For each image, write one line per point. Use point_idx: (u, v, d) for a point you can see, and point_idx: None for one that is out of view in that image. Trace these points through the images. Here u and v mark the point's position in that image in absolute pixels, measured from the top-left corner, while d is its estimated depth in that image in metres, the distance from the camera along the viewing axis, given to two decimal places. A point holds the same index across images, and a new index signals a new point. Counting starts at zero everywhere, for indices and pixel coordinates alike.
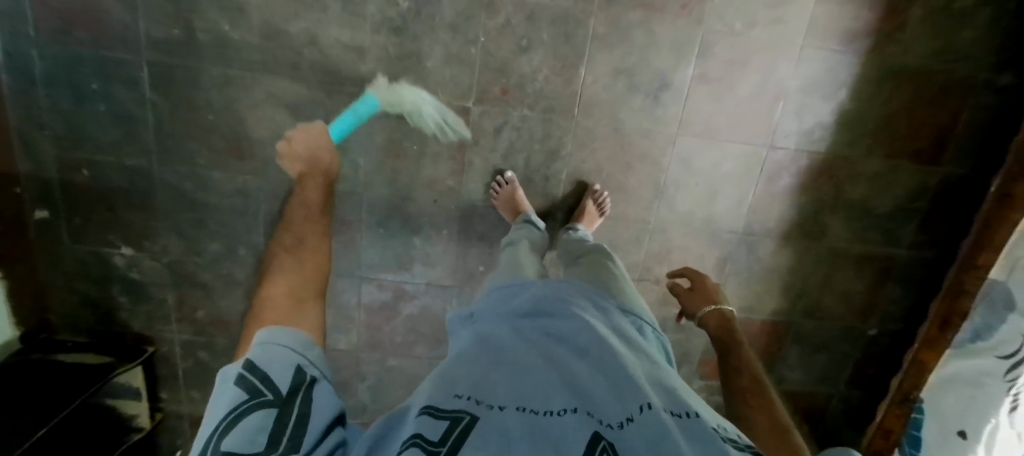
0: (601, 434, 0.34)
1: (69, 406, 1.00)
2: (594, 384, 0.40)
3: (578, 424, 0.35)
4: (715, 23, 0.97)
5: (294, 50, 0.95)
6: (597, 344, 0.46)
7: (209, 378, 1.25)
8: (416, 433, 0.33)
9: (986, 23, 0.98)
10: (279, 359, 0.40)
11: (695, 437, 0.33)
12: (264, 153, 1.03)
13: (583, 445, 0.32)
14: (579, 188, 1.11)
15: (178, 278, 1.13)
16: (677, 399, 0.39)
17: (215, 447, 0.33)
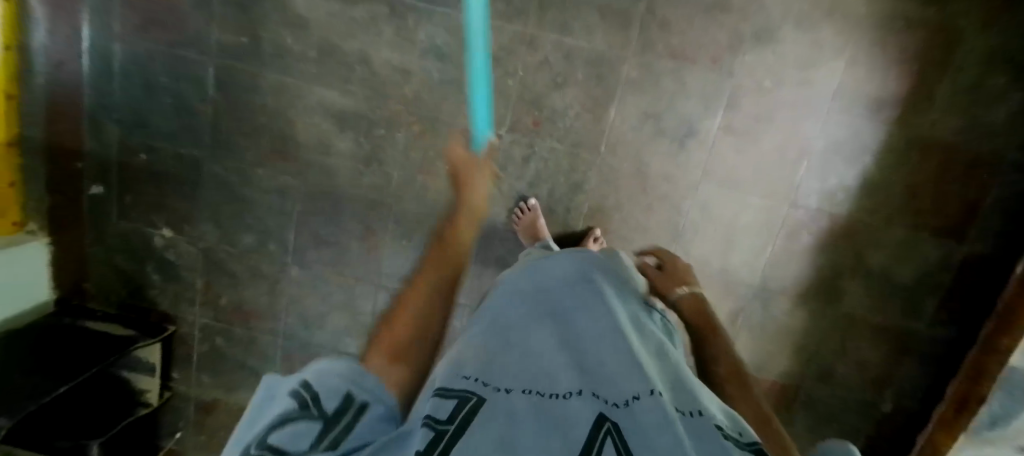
0: (606, 417, 0.33)
1: (88, 371, 1.05)
2: (611, 370, 0.39)
3: (591, 408, 0.34)
4: (744, 79, 1.01)
5: (346, 65, 1.03)
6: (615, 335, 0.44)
7: (221, 363, 1.28)
8: (427, 415, 0.33)
9: (1017, 106, 0.98)
10: (331, 380, 0.38)
11: (701, 430, 0.32)
12: (306, 156, 1.09)
13: (590, 424, 0.32)
14: (584, 232, 1.14)
15: (209, 264, 1.19)
16: (688, 395, 0.37)
17: (262, 447, 0.32)
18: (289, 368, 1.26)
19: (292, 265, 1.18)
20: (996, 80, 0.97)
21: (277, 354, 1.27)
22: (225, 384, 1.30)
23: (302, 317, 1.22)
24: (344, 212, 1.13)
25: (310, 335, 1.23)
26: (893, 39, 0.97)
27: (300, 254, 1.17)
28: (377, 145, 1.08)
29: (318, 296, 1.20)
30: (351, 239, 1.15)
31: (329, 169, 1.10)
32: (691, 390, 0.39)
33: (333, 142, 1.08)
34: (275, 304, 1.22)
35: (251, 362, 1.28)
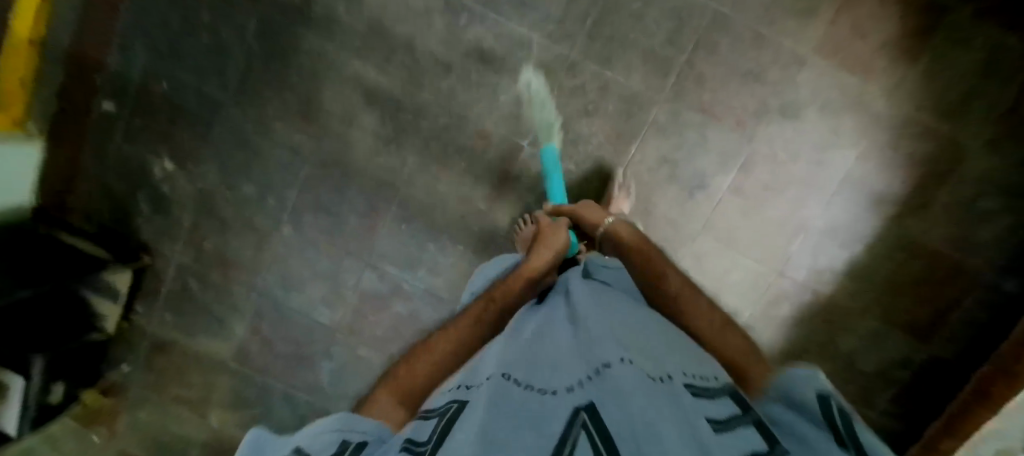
0: (584, 401, 0.33)
1: (45, 286, 0.98)
2: (586, 362, 0.39)
3: (570, 396, 0.34)
4: (762, 147, 1.06)
5: (389, 46, 1.05)
6: (591, 332, 0.45)
7: (187, 307, 1.22)
8: (407, 439, 0.33)
9: (1001, 229, 1.05)
10: (323, 438, 0.34)
11: (670, 395, 0.33)
12: (328, 123, 1.10)
13: (563, 409, 0.32)
14: None
15: (201, 205, 1.16)
16: (659, 365, 0.38)
17: None
18: (257, 327, 1.21)
19: (286, 225, 1.15)
20: (986, 202, 1.04)
21: (249, 310, 1.21)
22: (185, 328, 1.23)
23: (282, 278, 1.18)
24: (353, 184, 1.13)
25: (287, 297, 1.19)
26: (905, 143, 1.03)
27: (297, 216, 1.15)
28: (401, 128, 1.09)
29: (305, 261, 1.17)
30: (352, 212, 1.14)
31: (348, 140, 1.10)
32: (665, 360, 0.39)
33: (359, 116, 1.09)
34: (259, 259, 1.18)
35: (219, 312, 1.21)
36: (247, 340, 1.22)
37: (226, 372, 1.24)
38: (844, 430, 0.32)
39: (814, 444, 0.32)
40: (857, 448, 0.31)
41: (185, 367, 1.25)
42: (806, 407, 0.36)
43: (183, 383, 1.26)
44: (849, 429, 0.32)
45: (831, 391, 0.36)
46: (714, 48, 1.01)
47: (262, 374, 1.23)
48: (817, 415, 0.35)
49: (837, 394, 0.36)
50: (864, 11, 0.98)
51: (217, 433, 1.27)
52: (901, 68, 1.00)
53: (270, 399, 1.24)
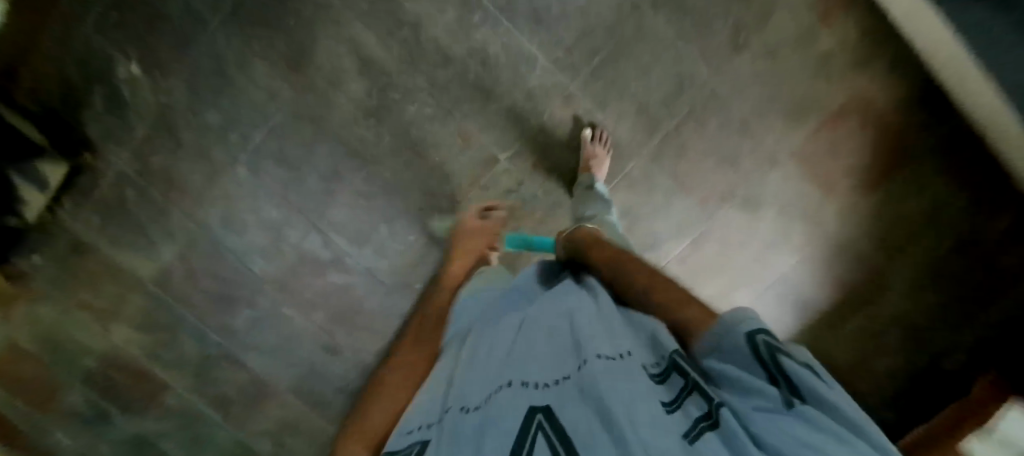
0: (536, 405, 0.34)
1: None
2: (537, 359, 0.40)
3: (520, 396, 0.35)
4: (718, 228, 1.10)
5: (395, 21, 1.02)
6: (545, 327, 0.45)
7: (118, 216, 1.16)
8: None
9: (897, 363, 1.16)
10: None
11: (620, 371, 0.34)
12: (313, 78, 1.06)
13: (519, 418, 0.33)
14: None
15: (160, 119, 1.11)
16: (611, 339, 0.39)
17: None
18: (186, 255, 1.18)
19: (242, 165, 1.12)
20: (891, 338, 1.14)
21: (182, 237, 1.17)
22: (110, 237, 1.18)
23: (225, 216, 1.15)
24: (321, 145, 1.10)
25: (224, 236, 1.16)
26: (841, 263, 1.11)
27: (256, 159, 1.12)
28: (385, 106, 1.07)
29: (252, 206, 1.14)
30: (313, 172, 1.12)
31: (328, 101, 1.07)
32: (613, 337, 0.40)
33: (346, 80, 1.06)
34: (206, 191, 1.14)
35: (150, 231, 1.17)
36: (172, 266, 1.19)
37: (142, 292, 1.20)
38: (774, 365, 0.32)
39: (750, 387, 0.32)
40: (788, 383, 0.31)
41: (99, 276, 1.20)
42: (734, 349, 0.35)
43: (92, 291, 1.21)
44: (777, 362, 0.32)
45: (761, 328, 0.35)
46: (703, 122, 1.03)
47: (182, 305, 1.21)
48: (748, 359, 0.33)
49: (766, 331, 0.34)
50: (845, 134, 1.03)
51: (117, 348, 1.24)
52: (858, 197, 1.07)
53: (181, 329, 1.22)
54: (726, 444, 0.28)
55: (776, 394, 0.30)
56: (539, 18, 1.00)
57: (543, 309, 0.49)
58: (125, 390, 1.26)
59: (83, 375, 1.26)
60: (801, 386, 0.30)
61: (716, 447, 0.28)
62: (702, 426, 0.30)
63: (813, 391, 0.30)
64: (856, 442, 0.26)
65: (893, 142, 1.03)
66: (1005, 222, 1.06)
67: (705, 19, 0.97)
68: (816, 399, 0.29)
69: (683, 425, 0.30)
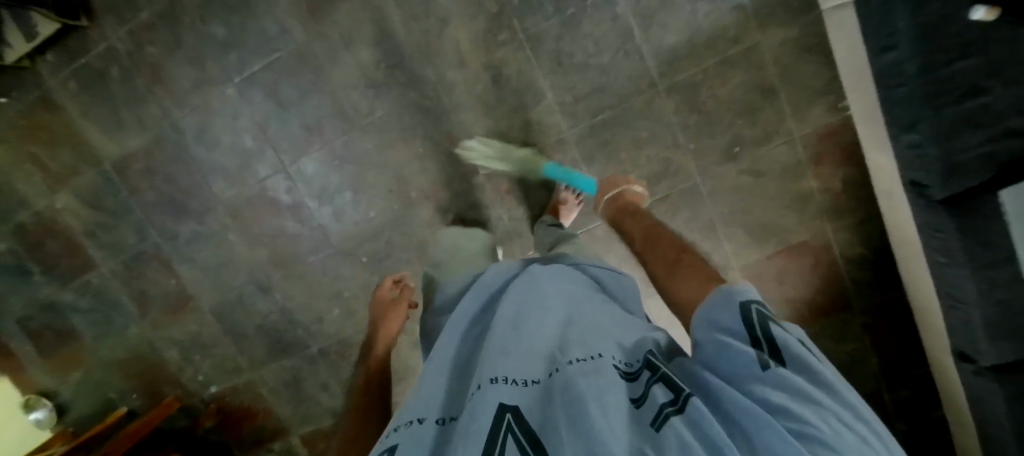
0: (508, 401, 0.36)
1: None
2: (502, 356, 0.42)
3: (491, 392, 0.37)
4: (653, 308, 1.15)
5: (426, 8, 1.01)
6: (509, 322, 0.47)
7: (94, 88, 1.15)
8: None
9: None
10: None
11: (593, 373, 0.37)
12: (328, 30, 1.05)
13: (491, 413, 0.35)
14: None
15: (167, 11, 1.08)
16: (587, 342, 0.43)
17: None
18: (150, 149, 1.18)
19: (233, 86, 1.11)
20: None
21: (152, 130, 1.16)
22: (83, 107, 1.16)
23: (201, 127, 1.15)
24: (315, 96, 1.09)
25: (194, 145, 1.16)
26: None
27: (248, 86, 1.10)
28: (389, 83, 1.07)
29: (230, 128, 1.14)
30: (299, 119, 1.11)
31: (336, 57, 1.06)
32: (585, 340, 0.43)
33: (359, 45, 1.05)
34: (189, 96, 1.13)
35: (123, 115, 1.16)
36: (133, 155, 1.18)
37: (97, 170, 1.21)
38: (762, 329, 0.37)
39: (733, 353, 0.36)
40: (770, 346, 0.36)
41: (60, 138, 1.19)
42: (728, 326, 0.39)
43: (49, 151, 1.21)
44: (768, 332, 0.37)
45: (754, 300, 0.40)
46: (674, 211, 1.07)
47: (134, 196, 1.22)
48: (740, 327, 0.38)
49: (758, 301, 0.39)
50: (797, 267, 1.08)
51: (55, 213, 1.25)
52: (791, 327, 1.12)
53: (125, 217, 1.23)
54: (693, 426, 0.31)
55: (755, 356, 0.35)
56: (561, 60, 1.01)
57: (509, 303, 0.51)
58: (53, 255, 1.28)
59: (16, 227, 1.27)
60: (784, 351, 0.35)
61: (682, 430, 0.30)
62: (670, 412, 0.33)
63: (791, 358, 0.34)
64: (828, 405, 0.30)
65: (835, 290, 1.08)
66: (907, 393, 1.10)
67: (708, 120, 1.01)
68: (796, 364, 0.34)
69: (651, 419, 0.33)
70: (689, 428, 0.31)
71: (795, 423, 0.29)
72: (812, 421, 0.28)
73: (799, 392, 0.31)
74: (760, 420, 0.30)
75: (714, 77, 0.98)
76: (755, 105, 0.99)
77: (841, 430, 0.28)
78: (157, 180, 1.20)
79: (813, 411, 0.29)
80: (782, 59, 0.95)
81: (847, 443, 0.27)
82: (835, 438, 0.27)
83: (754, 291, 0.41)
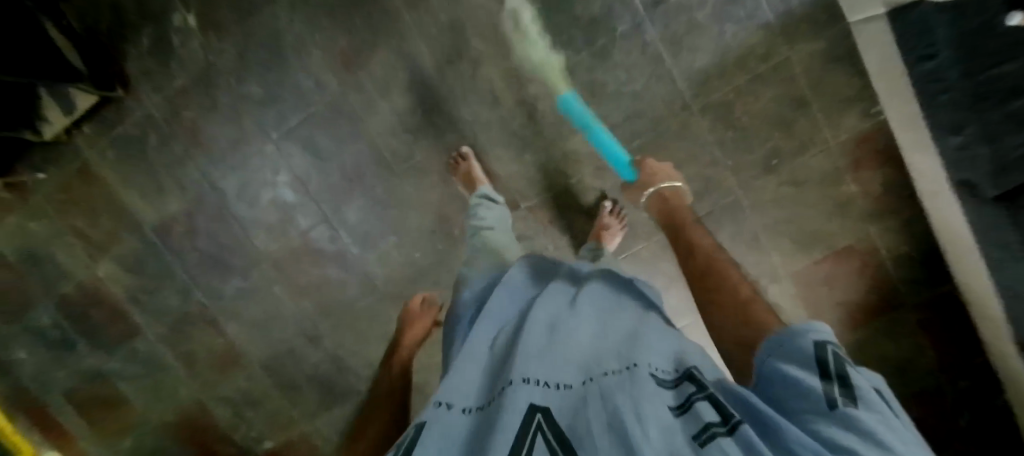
0: (539, 405, 0.34)
1: None
2: (535, 357, 0.40)
3: (521, 393, 0.35)
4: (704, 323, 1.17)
5: (458, 51, 1.03)
6: (543, 326, 0.45)
7: (132, 156, 1.16)
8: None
9: None
10: None
11: (635, 379, 0.34)
12: (362, 80, 1.07)
13: (521, 411, 0.33)
14: None
15: (201, 76, 1.09)
16: (629, 348, 0.39)
17: None
18: (191, 211, 1.19)
19: (270, 143, 1.13)
20: None
21: (191, 192, 1.18)
22: (121, 175, 1.18)
23: (241, 186, 1.16)
24: (353, 144, 1.11)
25: (236, 203, 1.17)
26: None
27: (286, 141, 1.12)
28: (425, 126, 1.09)
29: (270, 184, 1.15)
30: (339, 170, 1.13)
31: (371, 106, 1.08)
32: (627, 347, 0.40)
33: (394, 92, 1.07)
34: (227, 155, 1.14)
35: (162, 179, 1.17)
36: (174, 218, 1.20)
37: (139, 236, 1.22)
38: (833, 368, 0.30)
39: (797, 390, 0.30)
40: (840, 381, 0.29)
41: (100, 208, 1.20)
42: (797, 357, 0.32)
43: (91, 221, 1.22)
44: (843, 373, 0.30)
45: (826, 340, 0.33)
46: (716, 227, 1.09)
47: (176, 257, 1.23)
48: (809, 365, 0.31)
49: (834, 344, 0.32)
50: (844, 272, 1.09)
51: (100, 282, 1.26)
52: (843, 330, 1.13)
53: (170, 280, 1.25)
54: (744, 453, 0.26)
55: (821, 390, 0.29)
56: (594, 90, 1.03)
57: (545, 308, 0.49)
58: (98, 323, 1.29)
59: (59, 299, 1.28)
60: (855, 389, 0.28)
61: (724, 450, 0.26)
62: (716, 430, 0.28)
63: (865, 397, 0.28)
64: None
65: (882, 290, 1.09)
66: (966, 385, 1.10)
67: (743, 136, 1.03)
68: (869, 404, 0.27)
69: (691, 432, 0.29)
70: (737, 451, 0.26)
71: None
72: None
73: (869, 436, 0.25)
74: None
75: (746, 94, 1.00)
76: (788, 117, 1.01)
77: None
78: (200, 240, 1.21)
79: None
80: (811, 71, 0.98)
81: None
82: None
83: (829, 331, 0.34)
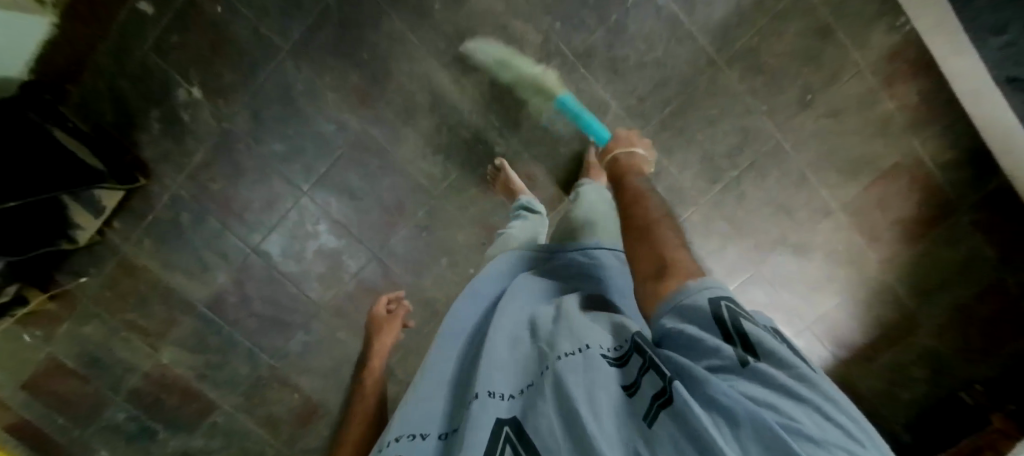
0: (506, 418, 0.35)
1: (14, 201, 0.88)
2: (498, 366, 0.40)
3: (485, 407, 0.35)
4: (765, 269, 1.18)
5: (472, 60, 1.01)
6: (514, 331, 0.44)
7: (169, 239, 1.15)
8: None
9: (921, 393, 1.26)
10: None
11: (589, 366, 0.35)
12: (382, 111, 1.05)
13: (489, 427, 0.34)
14: None
15: (220, 145, 1.08)
16: (580, 330, 0.40)
17: None
18: (241, 279, 1.18)
19: (304, 195, 1.11)
20: (916, 369, 1.25)
21: (236, 261, 1.17)
22: (162, 259, 1.16)
23: (285, 243, 1.15)
24: (385, 177, 1.10)
25: (283, 262, 1.17)
26: (880, 307, 1.21)
27: (319, 190, 1.11)
28: (454, 143, 1.07)
29: (312, 235, 1.15)
30: (378, 206, 1.12)
31: (397, 135, 1.07)
32: (578, 328, 0.40)
33: (416, 116, 1.05)
34: (264, 217, 1.13)
35: (204, 254, 1.16)
36: (225, 289, 1.19)
37: (194, 315, 1.21)
38: (733, 328, 0.30)
39: (705, 348, 0.30)
40: (744, 341, 0.29)
41: (150, 296, 1.19)
42: (690, 314, 0.31)
43: (143, 312, 1.21)
44: (740, 328, 0.30)
45: (724, 295, 0.32)
46: (764, 176, 1.08)
47: (236, 327, 1.22)
48: (709, 325, 0.30)
49: (729, 296, 0.32)
50: (896, 189, 1.09)
51: (165, 368, 1.26)
52: (903, 246, 1.14)
53: (233, 350, 1.24)
54: (679, 424, 0.27)
55: (730, 352, 0.29)
56: (616, 67, 1.01)
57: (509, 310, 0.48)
58: (173, 407, 1.29)
59: (129, 393, 1.27)
60: (757, 345, 0.28)
61: (667, 427, 0.27)
62: (657, 408, 0.29)
63: (767, 353, 0.28)
64: (815, 402, 0.24)
65: (937, 198, 1.09)
66: None
67: (773, 79, 1.01)
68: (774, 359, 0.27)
69: (642, 411, 0.30)
70: (674, 421, 0.27)
71: (781, 418, 0.23)
72: (799, 417, 0.23)
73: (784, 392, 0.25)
74: (750, 420, 0.24)
75: (770, 36, 0.98)
76: (816, 49, 0.99)
77: (832, 432, 0.23)
78: (256, 305, 1.21)
79: (802, 410, 0.24)
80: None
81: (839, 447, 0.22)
82: (825, 442, 0.22)
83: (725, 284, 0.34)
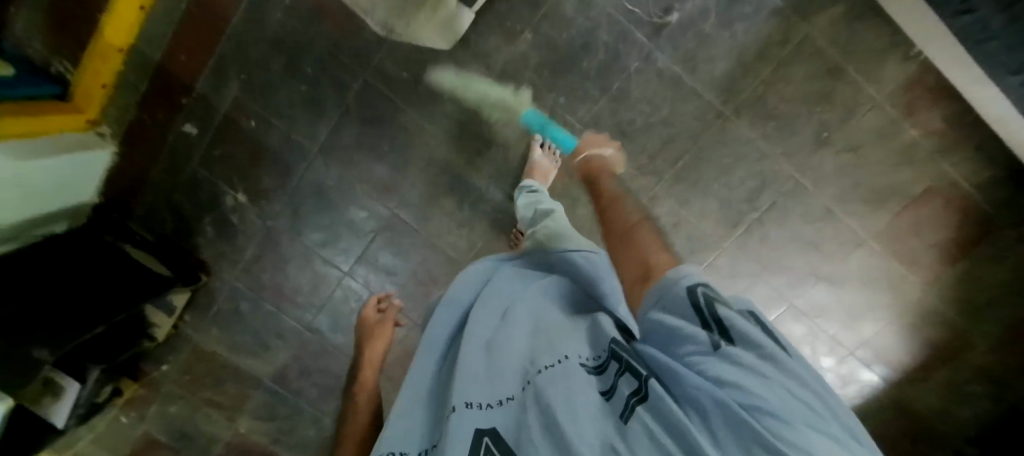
0: (484, 428, 0.35)
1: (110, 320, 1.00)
2: (472, 376, 0.40)
3: (463, 421, 0.35)
4: (800, 302, 1.17)
5: (484, 140, 1.06)
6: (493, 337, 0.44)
7: (233, 326, 1.27)
8: None
9: (984, 408, 1.20)
10: None
11: (563, 376, 0.34)
12: (407, 195, 1.12)
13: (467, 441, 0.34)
14: None
15: (267, 240, 1.18)
16: (556, 341, 0.40)
17: None
18: (298, 354, 1.29)
19: (344, 275, 1.20)
20: (975, 386, 1.19)
21: (293, 339, 1.28)
22: (229, 343, 1.29)
23: (333, 319, 1.25)
24: (416, 252, 1.17)
25: (334, 336, 1.27)
26: (927, 326, 1.17)
27: (358, 270, 1.20)
28: (476, 215, 1.13)
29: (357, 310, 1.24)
30: (412, 279, 1.20)
31: (423, 215, 1.14)
32: (553, 340, 0.40)
33: (439, 195, 1.12)
34: (312, 298, 1.23)
35: (264, 336, 1.28)
36: (286, 364, 1.30)
37: (262, 388, 1.33)
38: (708, 311, 0.32)
39: (683, 336, 0.32)
40: (718, 325, 0.31)
41: (223, 376, 1.32)
42: (674, 302, 0.34)
43: (218, 390, 1.34)
44: (716, 314, 0.31)
45: (699, 281, 0.34)
46: (786, 213, 1.08)
47: (299, 396, 1.34)
48: (688, 313, 0.33)
49: (705, 281, 0.34)
50: (929, 213, 1.06)
51: (241, 436, 1.38)
52: (942, 267, 1.10)
53: (299, 416, 1.36)
54: (657, 419, 0.29)
55: (705, 338, 0.30)
56: (624, 130, 1.04)
57: (481, 315, 0.48)
58: None
59: None
60: (731, 329, 0.30)
61: (646, 426, 0.28)
62: (635, 406, 0.30)
63: (739, 335, 0.29)
64: (779, 379, 0.25)
65: (974, 218, 1.05)
66: None
67: (786, 122, 1.01)
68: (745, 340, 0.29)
69: (619, 414, 0.31)
70: (654, 416, 0.29)
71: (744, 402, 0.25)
72: (760, 397, 0.24)
73: (753, 371, 0.26)
74: (719, 413, 0.26)
75: (776, 82, 0.98)
76: (826, 89, 0.98)
77: (794, 402, 0.24)
78: (314, 375, 1.32)
79: (765, 384, 0.25)
80: (835, 39, 0.95)
81: (802, 419, 0.23)
82: (789, 417, 0.23)
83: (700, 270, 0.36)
